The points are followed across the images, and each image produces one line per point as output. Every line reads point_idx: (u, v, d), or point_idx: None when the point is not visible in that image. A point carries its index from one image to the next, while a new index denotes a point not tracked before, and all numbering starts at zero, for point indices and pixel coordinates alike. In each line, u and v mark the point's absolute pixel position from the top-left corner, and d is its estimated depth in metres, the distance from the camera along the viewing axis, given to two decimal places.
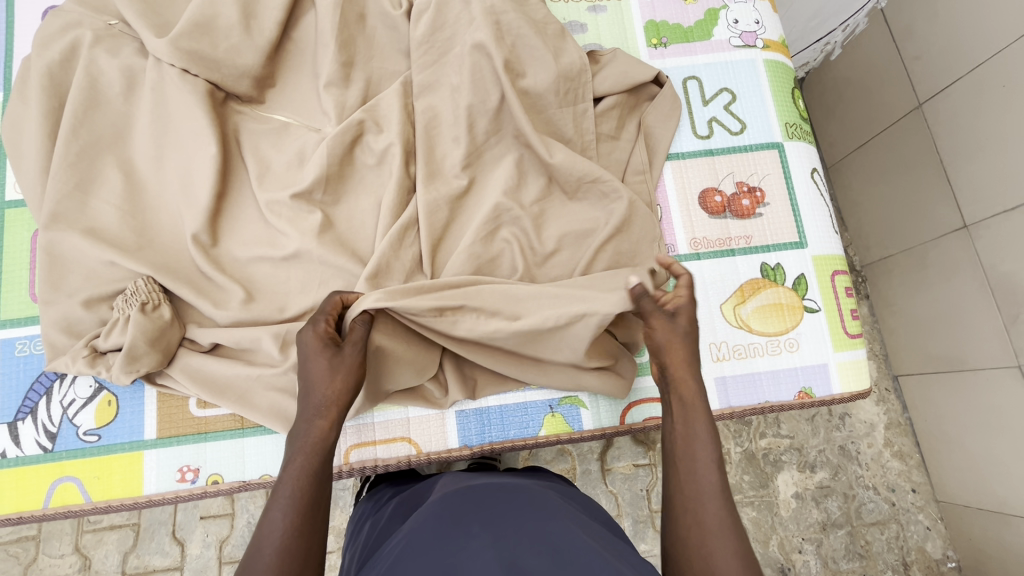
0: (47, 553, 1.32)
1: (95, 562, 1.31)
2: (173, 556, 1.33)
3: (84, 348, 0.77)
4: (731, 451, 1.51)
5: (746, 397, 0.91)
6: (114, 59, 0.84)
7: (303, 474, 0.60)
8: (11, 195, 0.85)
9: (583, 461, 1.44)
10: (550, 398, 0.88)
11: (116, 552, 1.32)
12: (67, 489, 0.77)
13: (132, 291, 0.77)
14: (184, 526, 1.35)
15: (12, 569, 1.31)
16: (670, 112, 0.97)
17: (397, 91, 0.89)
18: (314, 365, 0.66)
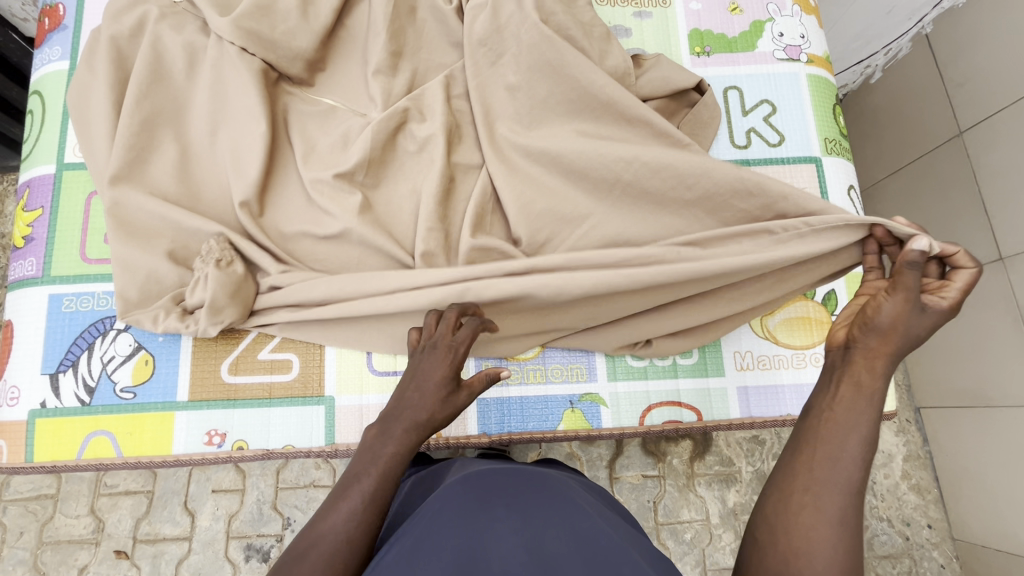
0: (64, 513, 1.35)
1: (108, 525, 1.35)
2: (183, 526, 1.35)
3: (174, 307, 0.81)
4: (742, 470, 1.47)
5: (766, 409, 0.91)
6: (178, 35, 0.88)
7: (379, 476, 0.62)
8: (70, 158, 0.89)
9: (592, 467, 1.43)
10: (571, 393, 0.89)
11: (129, 517, 1.36)
12: (100, 442, 0.80)
13: (207, 250, 0.81)
14: (196, 497, 1.37)
15: (30, 525, 1.35)
16: (708, 120, 0.97)
17: (443, 82, 0.92)
18: (429, 393, 0.65)
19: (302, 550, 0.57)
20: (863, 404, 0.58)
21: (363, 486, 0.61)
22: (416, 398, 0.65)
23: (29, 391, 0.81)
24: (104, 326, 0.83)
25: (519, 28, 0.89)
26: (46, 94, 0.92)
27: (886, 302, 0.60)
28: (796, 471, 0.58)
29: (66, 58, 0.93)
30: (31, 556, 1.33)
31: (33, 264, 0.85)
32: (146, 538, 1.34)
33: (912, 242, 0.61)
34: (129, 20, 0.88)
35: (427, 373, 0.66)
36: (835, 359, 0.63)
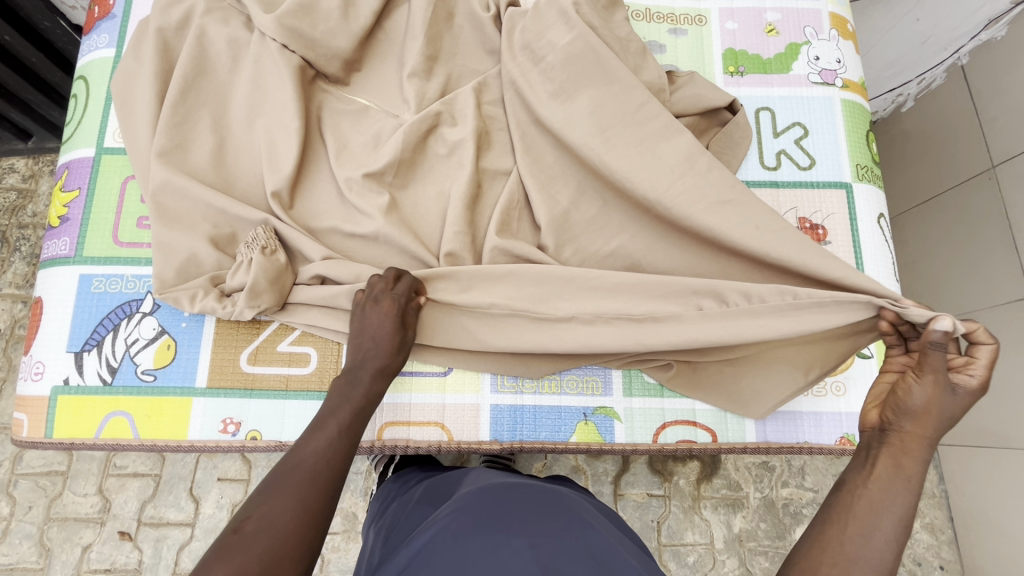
0: (72, 490, 1.37)
1: (114, 506, 1.36)
2: (187, 512, 1.36)
3: (212, 289, 0.82)
4: (750, 496, 1.44)
5: (783, 435, 0.89)
6: (223, 28, 0.90)
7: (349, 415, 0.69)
8: (109, 143, 0.91)
9: (597, 482, 1.42)
10: (586, 406, 0.88)
11: (135, 499, 1.37)
12: (118, 423, 0.81)
13: (253, 238, 0.82)
14: (202, 484, 1.39)
15: (39, 500, 1.37)
16: (738, 140, 0.97)
17: (476, 89, 0.93)
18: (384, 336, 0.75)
19: (281, 475, 0.60)
20: (898, 485, 0.59)
21: (337, 418, 0.68)
22: (372, 347, 0.74)
23: (54, 368, 0.82)
24: (130, 308, 0.84)
25: (557, 39, 0.90)
26: (90, 79, 0.95)
27: (916, 385, 0.61)
28: (826, 546, 0.57)
29: (112, 46, 0.95)
30: (37, 531, 1.35)
31: (67, 244, 0.87)
32: (150, 521, 1.36)
33: (934, 321, 0.61)
34: (178, 12, 0.91)
35: (376, 327, 0.75)
36: (870, 441, 0.63)
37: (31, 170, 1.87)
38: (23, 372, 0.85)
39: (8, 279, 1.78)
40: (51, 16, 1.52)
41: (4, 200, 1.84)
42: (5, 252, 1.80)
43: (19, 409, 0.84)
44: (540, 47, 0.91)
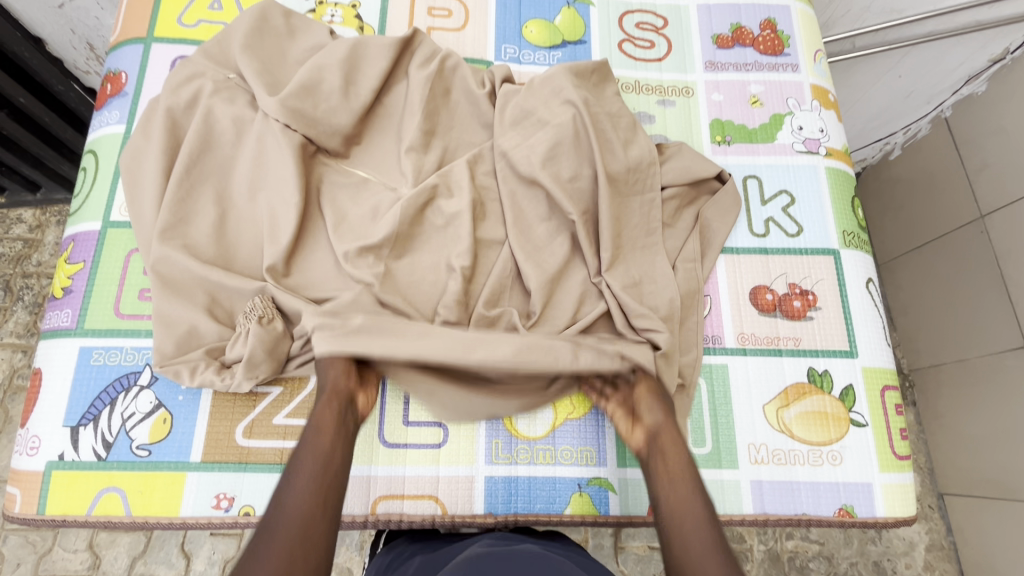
0: (62, 547, 1.35)
1: (103, 563, 1.34)
2: (177, 569, 1.34)
3: (212, 361, 0.84)
4: (754, 548, 1.45)
5: (782, 506, 0.88)
6: (228, 107, 0.94)
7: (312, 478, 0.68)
8: (116, 216, 0.94)
9: (597, 535, 1.39)
10: (580, 477, 0.88)
11: (125, 555, 1.35)
12: (111, 499, 0.80)
13: (251, 306, 0.84)
14: (194, 540, 1.36)
15: (27, 557, 1.34)
16: (728, 208, 1.00)
17: (471, 162, 0.96)
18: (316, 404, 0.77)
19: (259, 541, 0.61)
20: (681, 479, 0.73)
21: (301, 478, 0.68)
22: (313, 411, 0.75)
23: (49, 443, 0.83)
24: (128, 381, 0.85)
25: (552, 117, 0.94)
26: (100, 154, 0.98)
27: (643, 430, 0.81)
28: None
29: (123, 122, 0.99)
30: None
31: (69, 316, 0.89)
32: None
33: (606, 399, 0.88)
34: (187, 92, 0.95)
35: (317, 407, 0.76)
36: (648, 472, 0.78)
37: (39, 221, 1.97)
38: (18, 445, 0.85)
39: (9, 329, 1.84)
40: (65, 80, 1.59)
41: (10, 250, 1.92)
42: (8, 301, 1.86)
43: (13, 484, 0.83)
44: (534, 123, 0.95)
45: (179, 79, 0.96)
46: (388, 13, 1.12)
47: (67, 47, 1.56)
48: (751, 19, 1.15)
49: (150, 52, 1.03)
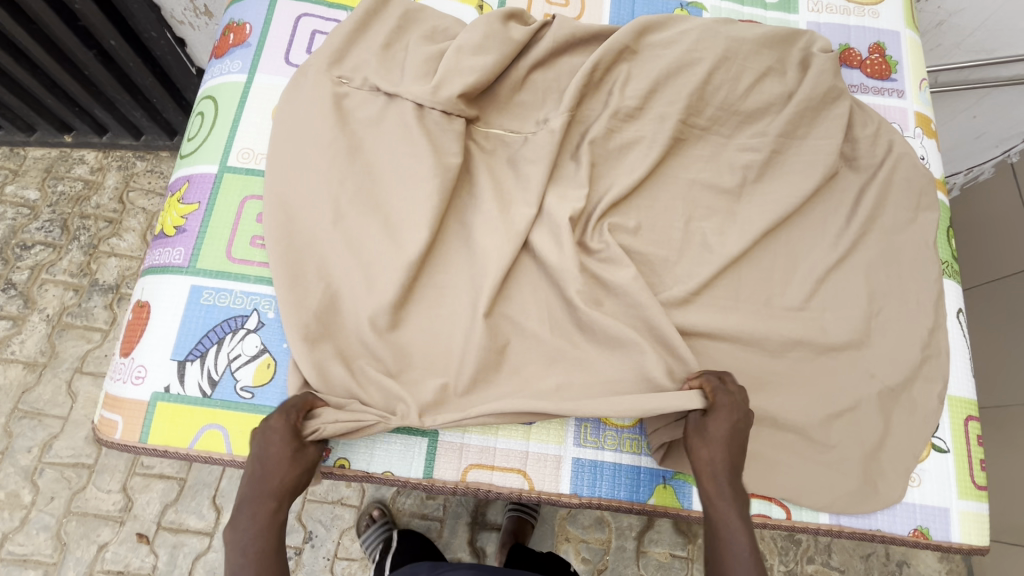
0: (97, 485, 1.73)
1: (137, 504, 1.72)
2: (208, 520, 1.72)
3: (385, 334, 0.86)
4: (775, 567, 1.60)
5: (857, 519, 0.89)
6: (357, 103, 0.95)
7: (259, 555, 0.70)
8: (232, 162, 0.95)
9: (621, 537, 1.65)
10: (664, 469, 0.89)
11: (158, 501, 1.73)
12: (213, 436, 0.82)
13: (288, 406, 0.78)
14: (225, 495, 1.75)
15: (64, 489, 1.72)
16: (812, 225, 1.04)
17: (586, 148, 0.98)
18: (277, 453, 0.75)
19: None
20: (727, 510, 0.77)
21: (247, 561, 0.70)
22: (273, 478, 0.74)
23: (156, 374, 0.85)
24: (236, 324, 0.87)
25: (647, 128, 1.02)
26: (220, 100, 1.00)
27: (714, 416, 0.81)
28: None
29: (244, 72, 1.01)
30: (56, 523, 1.69)
31: (181, 254, 0.91)
32: (170, 525, 1.71)
33: None
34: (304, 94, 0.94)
35: (271, 459, 0.75)
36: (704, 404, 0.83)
37: (100, 163, 2.13)
38: (124, 373, 0.87)
39: (64, 266, 1.97)
40: (160, 28, 1.62)
41: (71, 188, 2.08)
42: (65, 240, 2.01)
43: (114, 410, 0.86)
44: (633, 135, 1.02)
45: (302, 71, 0.96)
46: None
47: None
48: (859, 41, 1.16)
49: (276, 6, 1.05)
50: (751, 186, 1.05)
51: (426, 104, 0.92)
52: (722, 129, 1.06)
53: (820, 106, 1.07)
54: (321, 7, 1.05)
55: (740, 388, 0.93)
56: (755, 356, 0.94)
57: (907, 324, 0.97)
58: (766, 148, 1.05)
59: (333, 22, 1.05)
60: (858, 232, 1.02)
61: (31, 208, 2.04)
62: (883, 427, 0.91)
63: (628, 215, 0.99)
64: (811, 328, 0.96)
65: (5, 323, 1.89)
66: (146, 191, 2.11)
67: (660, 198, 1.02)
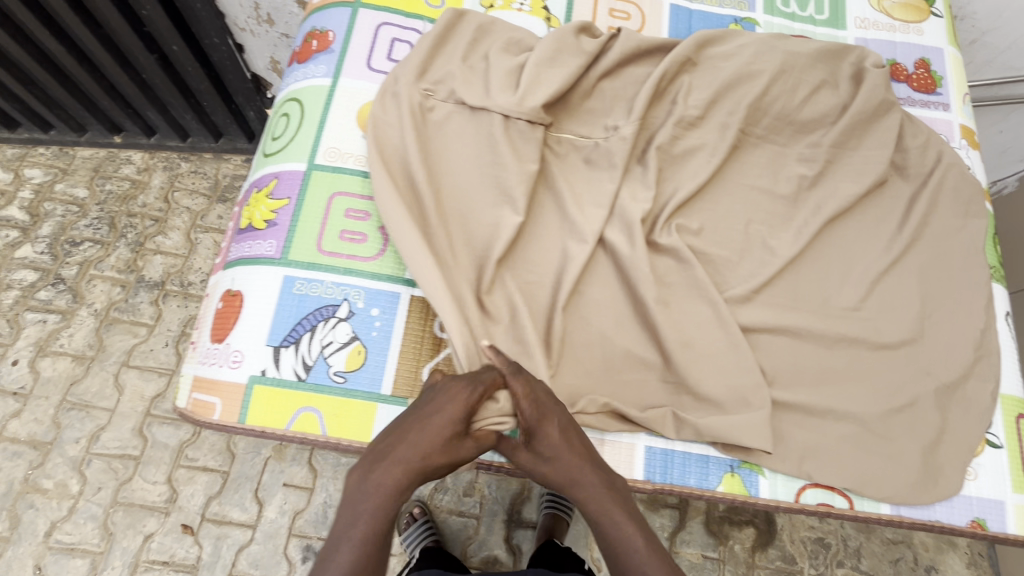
0: (143, 477, 1.77)
1: (181, 496, 1.76)
2: (250, 513, 1.75)
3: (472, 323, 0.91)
4: (806, 570, 1.63)
5: (915, 510, 0.93)
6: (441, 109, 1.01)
7: (389, 501, 0.73)
8: (320, 160, 1.00)
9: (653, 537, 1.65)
10: (732, 458, 0.94)
11: (202, 493, 1.77)
12: (308, 418, 0.87)
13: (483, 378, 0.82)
14: (267, 488, 1.78)
15: (111, 480, 1.76)
16: (865, 230, 1.09)
17: (653, 153, 1.03)
18: (444, 415, 0.78)
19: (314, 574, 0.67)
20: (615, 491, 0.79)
21: (377, 502, 0.72)
22: (433, 434, 0.77)
23: (253, 358, 0.89)
24: (327, 313, 0.91)
25: (708, 135, 1.07)
26: (306, 102, 1.06)
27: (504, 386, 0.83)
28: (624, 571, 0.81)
29: (329, 76, 1.06)
30: (102, 513, 1.72)
31: (273, 246, 0.96)
32: (214, 517, 1.74)
33: None
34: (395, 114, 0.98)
35: (439, 417, 0.78)
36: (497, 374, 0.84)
37: (146, 164, 2.18)
38: (220, 358, 0.92)
39: (111, 262, 2.02)
40: (223, 34, 1.68)
41: (119, 187, 2.14)
42: (112, 237, 2.06)
43: (211, 392, 0.90)
44: (696, 142, 1.07)
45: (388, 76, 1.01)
46: None
47: (234, 4, 1.62)
48: (905, 56, 1.22)
49: (358, 15, 1.11)
50: (806, 192, 1.10)
51: (511, 113, 0.98)
52: (777, 137, 1.12)
53: (872, 116, 1.12)
54: (399, 16, 1.12)
55: (801, 382, 0.97)
56: (814, 352, 0.99)
57: (960, 325, 1.01)
58: (820, 156, 1.10)
59: (410, 30, 1.11)
60: (910, 237, 1.07)
61: (79, 206, 2.10)
62: (940, 421, 0.95)
63: (691, 217, 1.04)
64: (866, 326, 1.00)
65: (55, 316, 1.93)
66: (190, 191, 2.15)
67: (721, 202, 1.07)
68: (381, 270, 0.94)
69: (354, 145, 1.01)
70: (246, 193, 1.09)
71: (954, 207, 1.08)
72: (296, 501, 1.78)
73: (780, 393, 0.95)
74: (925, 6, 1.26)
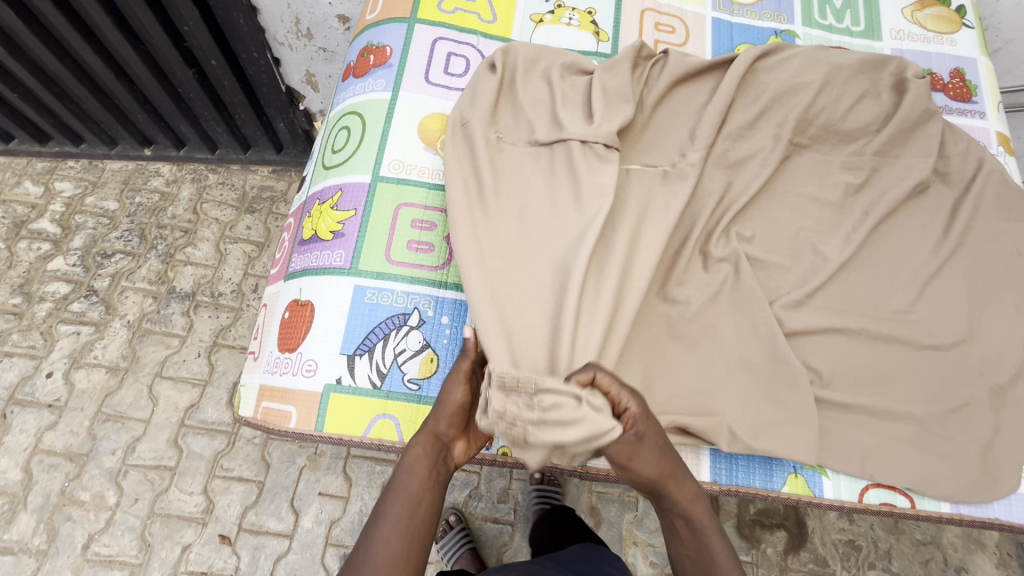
0: (179, 487, 1.77)
1: (218, 506, 1.76)
2: (287, 522, 1.75)
3: None
4: (840, 572, 1.63)
5: (975, 508, 0.95)
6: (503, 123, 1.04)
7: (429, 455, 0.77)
8: (385, 172, 1.03)
9: None
10: (795, 460, 0.97)
11: (238, 503, 1.76)
12: (385, 425, 0.89)
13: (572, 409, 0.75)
14: (303, 497, 1.78)
15: (148, 491, 1.75)
16: (912, 236, 1.11)
17: (707, 162, 1.06)
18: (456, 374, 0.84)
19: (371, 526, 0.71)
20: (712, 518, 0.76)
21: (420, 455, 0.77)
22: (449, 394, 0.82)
23: (327, 367, 0.91)
24: (399, 321, 0.93)
25: (758, 145, 1.11)
26: (366, 115, 1.08)
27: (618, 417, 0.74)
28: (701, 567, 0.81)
29: (389, 90, 1.09)
30: (139, 525, 1.71)
31: (342, 256, 0.98)
32: (251, 526, 1.74)
33: None
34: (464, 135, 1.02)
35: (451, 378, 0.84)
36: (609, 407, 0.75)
37: (174, 176, 2.20)
38: (292, 367, 0.94)
39: (143, 274, 2.03)
40: (262, 49, 1.73)
41: (148, 199, 2.16)
42: (143, 249, 2.07)
43: (286, 401, 0.92)
44: (746, 151, 1.10)
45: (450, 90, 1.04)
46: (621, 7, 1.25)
47: (275, 19, 1.65)
48: (940, 66, 1.26)
49: (414, 31, 1.14)
50: (853, 198, 1.12)
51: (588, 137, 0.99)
52: (822, 146, 1.15)
53: (914, 125, 1.15)
54: (454, 32, 1.15)
55: (860, 385, 0.99)
56: (871, 355, 1.01)
57: (1010, 326, 1.04)
58: (865, 164, 1.13)
59: (465, 45, 1.15)
60: (957, 242, 1.10)
61: (110, 218, 2.11)
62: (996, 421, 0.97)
63: (745, 225, 1.07)
64: (918, 329, 1.03)
65: (88, 328, 1.94)
66: (219, 202, 2.17)
67: (771, 210, 1.10)
68: (447, 279, 0.96)
69: (417, 157, 1.04)
70: (306, 205, 1.11)
71: (998, 212, 1.11)
72: (331, 510, 1.77)
73: (841, 395, 0.97)
74: (956, 18, 1.31)
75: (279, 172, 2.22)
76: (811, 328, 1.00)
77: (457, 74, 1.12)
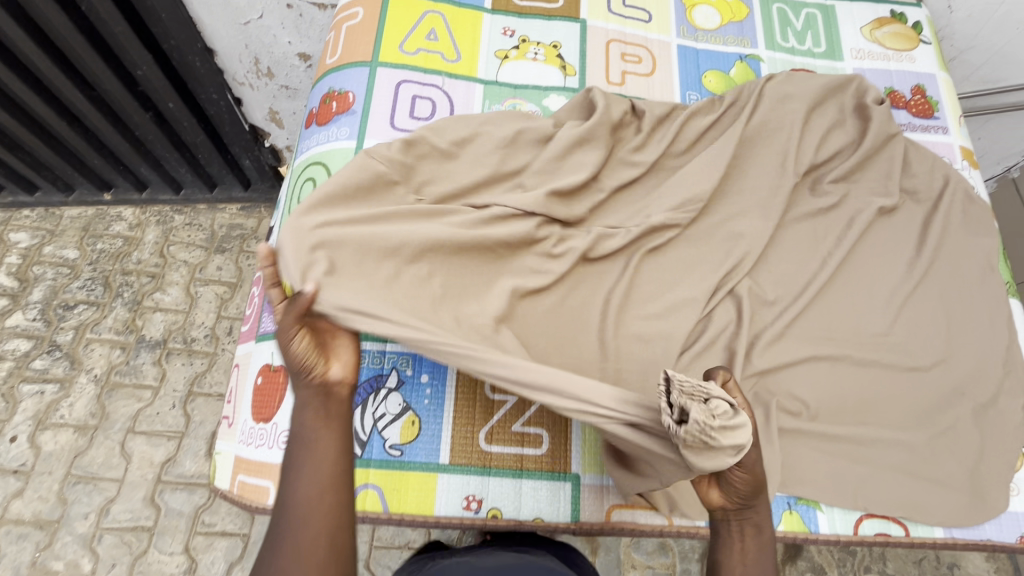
0: (158, 548, 1.69)
1: (200, 564, 1.67)
2: None
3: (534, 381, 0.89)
4: None
5: (967, 531, 0.96)
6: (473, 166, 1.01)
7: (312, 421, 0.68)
8: None
9: (685, 559, 1.59)
10: (789, 496, 0.96)
11: (222, 559, 1.69)
12: (368, 496, 0.85)
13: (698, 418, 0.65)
14: None
15: (125, 555, 1.67)
16: (889, 256, 1.12)
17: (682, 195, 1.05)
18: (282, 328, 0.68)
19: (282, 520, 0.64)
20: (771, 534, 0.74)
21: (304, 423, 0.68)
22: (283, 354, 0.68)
23: None
24: (376, 384, 0.90)
25: (730, 174, 1.10)
26: (332, 166, 1.05)
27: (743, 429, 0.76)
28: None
29: (353, 138, 1.06)
30: None
31: None
32: None
33: None
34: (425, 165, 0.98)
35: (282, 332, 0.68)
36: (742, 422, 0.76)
37: (138, 219, 2.12)
38: (268, 440, 0.89)
39: (109, 324, 1.95)
40: (221, 89, 1.69)
41: (111, 245, 2.07)
42: (108, 297, 1.99)
43: (263, 476, 0.88)
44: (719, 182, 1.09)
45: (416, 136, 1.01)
46: (585, 39, 1.23)
47: (233, 59, 1.62)
48: (901, 83, 1.27)
49: (377, 75, 1.11)
50: (828, 221, 1.12)
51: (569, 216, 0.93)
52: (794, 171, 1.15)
53: (882, 146, 1.16)
54: (417, 73, 1.12)
55: (847, 414, 0.99)
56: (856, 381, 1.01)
57: (988, 342, 1.05)
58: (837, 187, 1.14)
59: (430, 86, 1.12)
60: (931, 260, 1.10)
61: (71, 268, 2.03)
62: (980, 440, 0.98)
63: None
64: (900, 352, 1.03)
65: (53, 386, 1.86)
66: (186, 244, 2.10)
67: None
68: None
69: None
70: None
71: (968, 228, 1.13)
72: None
73: (829, 426, 0.96)
74: (914, 34, 1.33)
75: (248, 209, 2.16)
76: (796, 360, 0.99)
77: (423, 117, 1.09)
